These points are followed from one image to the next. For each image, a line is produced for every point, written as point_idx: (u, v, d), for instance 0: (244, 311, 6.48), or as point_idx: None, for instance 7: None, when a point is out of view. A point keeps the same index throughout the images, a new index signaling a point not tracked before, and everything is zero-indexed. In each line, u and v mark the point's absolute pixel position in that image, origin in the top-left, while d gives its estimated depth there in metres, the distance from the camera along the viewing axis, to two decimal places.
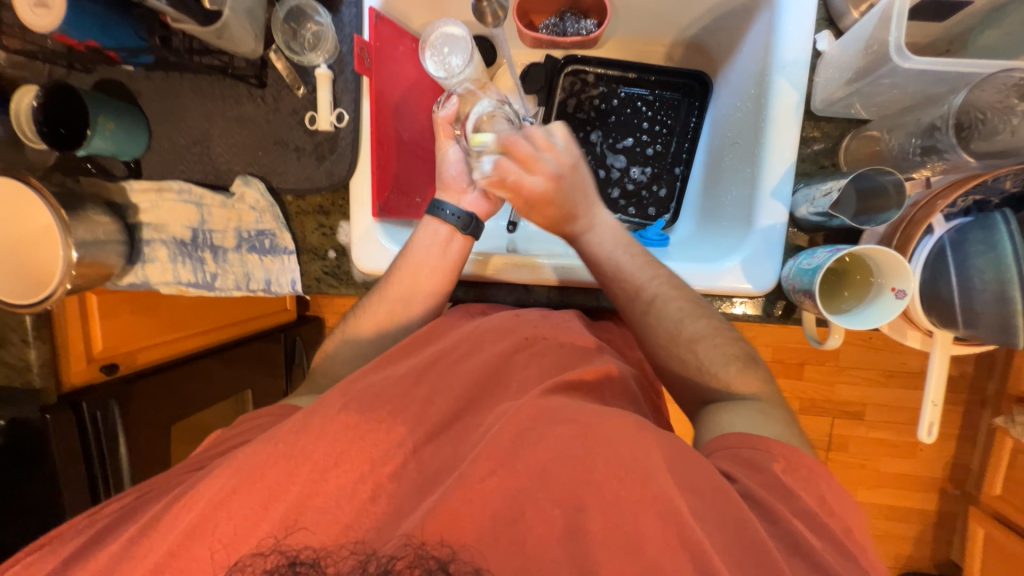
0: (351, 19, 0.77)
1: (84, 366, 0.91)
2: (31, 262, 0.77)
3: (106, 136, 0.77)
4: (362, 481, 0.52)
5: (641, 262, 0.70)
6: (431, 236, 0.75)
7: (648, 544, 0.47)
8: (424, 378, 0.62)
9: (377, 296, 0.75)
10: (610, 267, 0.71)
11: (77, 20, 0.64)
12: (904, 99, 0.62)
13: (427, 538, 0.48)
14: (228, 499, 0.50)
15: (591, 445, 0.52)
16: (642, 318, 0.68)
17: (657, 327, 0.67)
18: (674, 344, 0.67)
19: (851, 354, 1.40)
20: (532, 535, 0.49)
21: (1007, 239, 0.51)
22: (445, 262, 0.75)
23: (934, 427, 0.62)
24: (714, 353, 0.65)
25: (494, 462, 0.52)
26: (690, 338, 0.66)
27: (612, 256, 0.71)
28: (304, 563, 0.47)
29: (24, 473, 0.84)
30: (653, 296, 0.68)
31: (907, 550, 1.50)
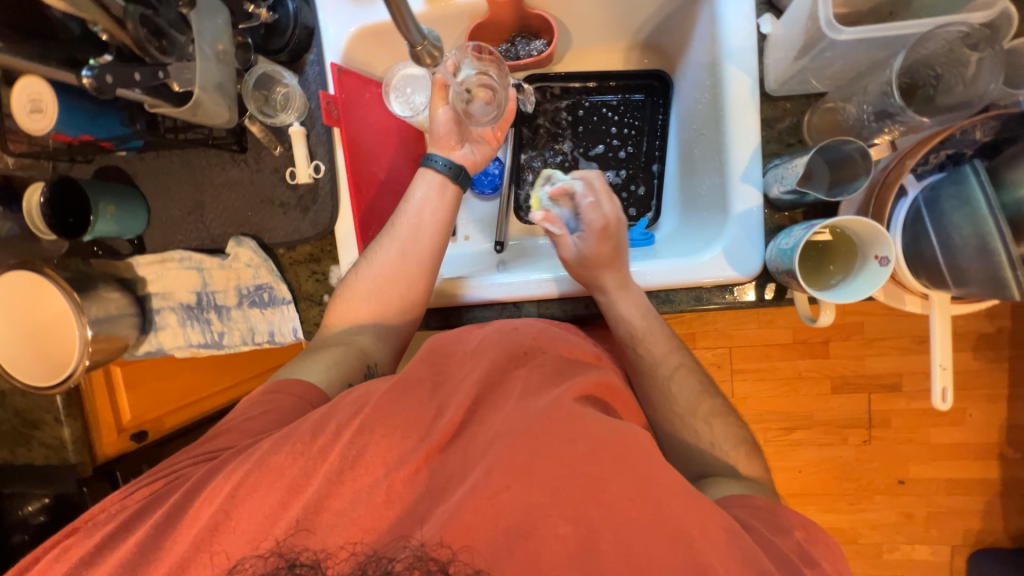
0: (316, 76, 0.82)
1: (115, 436, 1.02)
2: (50, 345, 0.83)
3: (109, 219, 0.83)
4: (376, 485, 0.51)
5: (666, 338, 0.73)
6: (431, 188, 0.79)
7: (645, 555, 0.48)
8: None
9: (365, 272, 0.76)
10: (640, 332, 0.72)
11: (70, 117, 0.71)
12: (852, 67, 0.63)
13: (429, 553, 0.48)
14: (240, 541, 0.50)
15: (588, 449, 0.52)
16: (663, 389, 0.71)
17: (676, 398, 0.70)
18: (691, 416, 0.69)
19: (875, 325, 1.35)
20: (546, 545, 0.48)
21: (979, 191, 0.50)
22: (443, 212, 0.79)
23: (948, 393, 0.59)
24: (726, 432, 0.68)
25: (507, 477, 0.51)
26: (707, 414, 0.69)
27: (639, 323, 0.73)
28: (304, 564, 0.49)
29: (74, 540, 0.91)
30: (672, 373, 0.72)
31: (976, 525, 1.40)
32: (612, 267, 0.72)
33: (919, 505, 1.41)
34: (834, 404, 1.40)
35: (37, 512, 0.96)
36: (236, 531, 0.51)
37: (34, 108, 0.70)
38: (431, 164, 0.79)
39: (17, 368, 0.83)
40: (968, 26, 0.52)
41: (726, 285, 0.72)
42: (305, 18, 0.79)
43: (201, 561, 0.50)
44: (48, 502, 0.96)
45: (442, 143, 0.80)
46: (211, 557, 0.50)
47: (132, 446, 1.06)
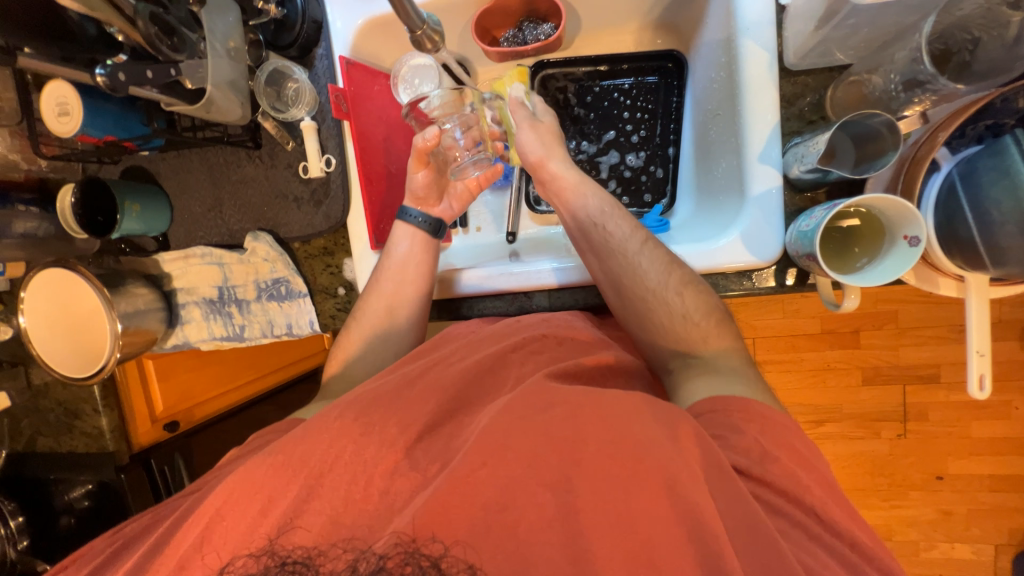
0: (325, 70, 0.82)
1: (149, 426, 1.07)
2: (85, 338, 0.87)
3: (135, 217, 0.86)
4: (355, 482, 0.53)
5: (619, 209, 0.74)
6: (412, 241, 0.82)
7: (636, 518, 0.48)
8: (427, 386, 0.63)
9: (365, 308, 0.79)
10: (605, 212, 0.73)
11: (94, 119, 0.74)
12: (880, 35, 0.58)
13: (418, 539, 0.49)
14: (248, 516, 0.53)
15: (577, 425, 0.53)
16: (632, 262, 0.69)
17: (646, 271, 0.69)
18: (663, 289, 0.67)
19: (909, 313, 1.28)
20: (542, 535, 0.49)
21: (1020, 161, 0.46)
22: (426, 260, 0.82)
23: (986, 380, 0.56)
24: (696, 300, 0.66)
25: (483, 454, 0.52)
26: (678, 284, 0.67)
27: (600, 208, 0.74)
28: (297, 562, 0.50)
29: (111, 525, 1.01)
30: (642, 248, 0.70)
31: (1021, 524, 1.33)
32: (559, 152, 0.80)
33: (958, 502, 1.34)
34: (864, 396, 1.34)
35: (82, 497, 1.02)
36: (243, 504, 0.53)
37: (61, 111, 0.73)
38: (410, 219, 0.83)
39: (55, 361, 0.88)
40: None
41: (745, 271, 0.70)
42: (313, 12, 0.79)
43: (195, 567, 0.52)
44: (92, 488, 1.01)
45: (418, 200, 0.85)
46: (203, 560, 0.52)
47: (164, 435, 1.11)
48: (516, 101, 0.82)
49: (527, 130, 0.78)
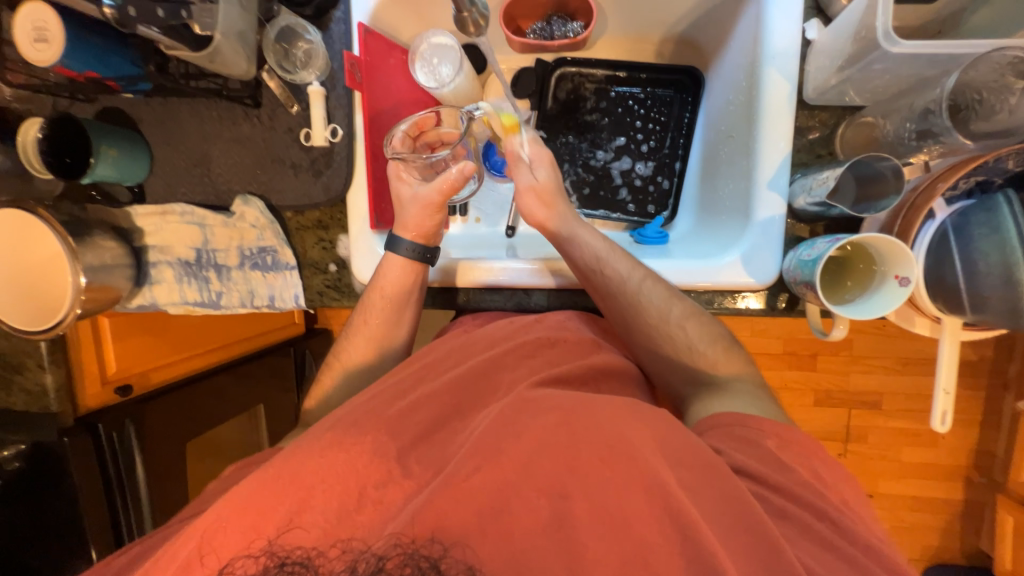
0: (341, 35, 0.78)
1: (99, 388, 0.99)
2: (42, 287, 0.79)
3: (110, 162, 0.79)
4: (347, 495, 0.55)
5: (618, 252, 0.74)
6: (392, 267, 0.77)
7: (632, 521, 0.50)
8: (423, 396, 0.66)
9: (366, 321, 0.79)
10: (601, 252, 0.73)
11: (75, 50, 0.67)
12: (897, 83, 0.62)
13: (417, 539, 0.50)
14: (248, 517, 0.53)
15: (571, 432, 0.55)
16: (634, 302, 0.70)
17: (648, 307, 0.70)
18: (666, 325, 0.69)
19: (865, 344, 1.37)
20: (536, 542, 0.50)
21: (1010, 220, 0.51)
22: (410, 292, 0.78)
23: (947, 415, 0.60)
24: (700, 330, 0.69)
25: (478, 459, 0.54)
26: (679, 318, 0.69)
27: (594, 250, 0.73)
28: (297, 562, 0.51)
29: (50, 500, 0.94)
30: (640, 285, 0.71)
31: (934, 542, 1.46)
32: (561, 199, 0.78)
33: (885, 519, 1.46)
34: (815, 415, 1.43)
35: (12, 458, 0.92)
36: (243, 502, 0.54)
37: (38, 36, 0.65)
38: (396, 249, 0.77)
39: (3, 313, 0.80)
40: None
41: (736, 291, 0.72)
42: None
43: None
44: (25, 448, 0.91)
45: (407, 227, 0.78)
46: (205, 560, 0.52)
47: (117, 399, 1.02)
48: (514, 156, 0.79)
49: (528, 191, 0.76)
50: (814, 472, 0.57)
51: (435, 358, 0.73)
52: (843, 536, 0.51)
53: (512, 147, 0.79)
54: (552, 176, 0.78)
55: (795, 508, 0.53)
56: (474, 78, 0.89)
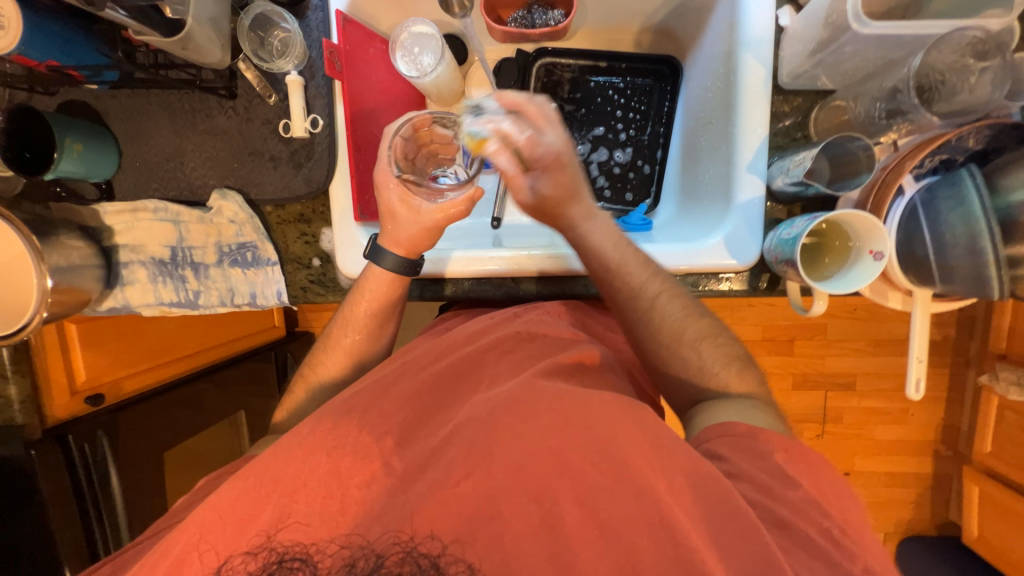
0: (318, 23, 0.76)
1: (68, 398, 0.94)
2: (7, 292, 0.75)
3: (75, 158, 0.75)
4: (331, 495, 0.54)
5: (640, 263, 0.70)
6: (376, 281, 0.74)
7: (616, 511, 0.52)
8: (409, 393, 0.64)
9: (349, 322, 0.76)
10: (614, 263, 0.69)
11: (33, 39, 0.63)
12: (866, 66, 0.64)
13: (417, 536, 0.51)
14: (246, 519, 0.53)
15: (562, 432, 0.56)
16: (647, 317, 0.69)
17: (661, 325, 0.69)
18: (678, 345, 0.69)
19: (838, 327, 1.43)
20: (528, 548, 0.51)
21: (974, 194, 0.53)
22: (393, 302, 0.76)
23: (921, 382, 0.63)
24: (715, 353, 0.69)
25: (469, 466, 0.54)
26: (694, 340, 0.69)
27: (605, 258, 0.70)
28: (297, 558, 0.51)
29: (14, 522, 0.89)
30: (655, 296, 0.69)
31: (908, 514, 1.53)
32: (577, 199, 0.68)
33: (861, 495, 1.52)
34: (794, 399, 1.47)
35: None
36: (236, 505, 0.53)
37: None
38: (380, 261, 0.73)
39: None
40: (983, 31, 0.55)
41: (718, 273, 0.74)
42: None
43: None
44: None
45: (396, 243, 0.73)
46: (201, 558, 0.52)
47: (87, 410, 0.98)
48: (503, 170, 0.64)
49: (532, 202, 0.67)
50: (792, 445, 0.60)
51: (414, 356, 0.71)
52: (809, 527, 0.54)
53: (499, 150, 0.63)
54: (561, 179, 0.65)
55: (766, 492, 0.56)
56: (457, 69, 0.89)
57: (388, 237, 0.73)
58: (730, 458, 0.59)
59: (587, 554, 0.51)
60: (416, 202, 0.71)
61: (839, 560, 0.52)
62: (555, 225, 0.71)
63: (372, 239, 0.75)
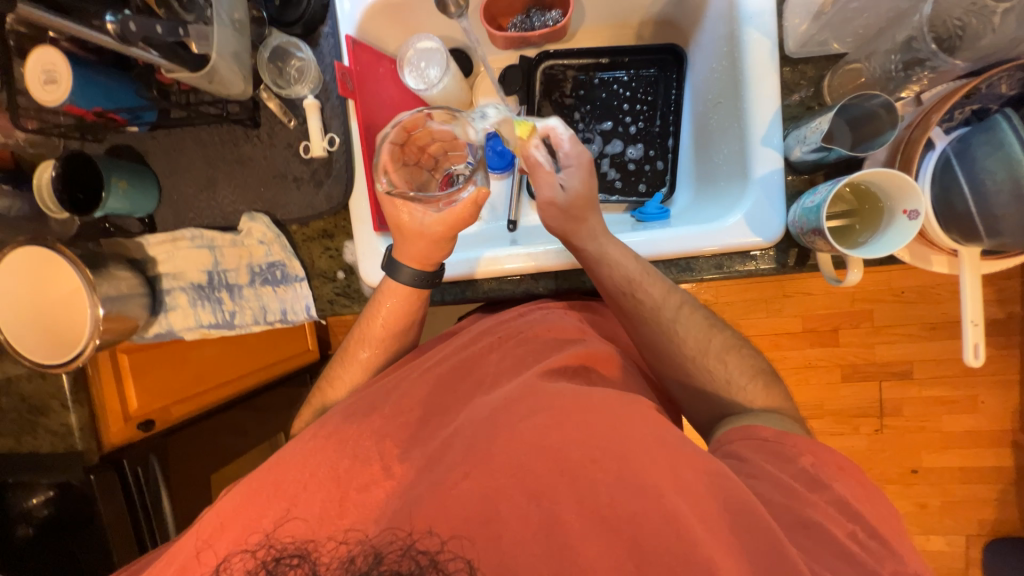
0: (330, 49, 0.82)
1: (122, 425, 0.97)
2: (60, 324, 0.80)
3: (121, 195, 0.81)
4: (332, 499, 0.54)
5: (664, 287, 0.69)
6: (392, 295, 0.75)
7: (620, 506, 0.51)
8: (421, 399, 0.64)
9: (366, 337, 0.77)
10: (636, 276, 0.68)
11: (83, 90, 0.71)
12: (878, 22, 0.64)
13: (414, 534, 0.50)
14: (265, 520, 0.54)
15: (568, 433, 0.54)
16: (669, 333, 0.67)
17: (684, 340, 0.67)
18: (704, 356, 0.66)
19: (885, 312, 1.34)
20: (526, 547, 0.50)
21: (1012, 137, 0.50)
22: (409, 314, 0.77)
23: (980, 348, 0.58)
24: (739, 359, 0.66)
25: (465, 466, 0.54)
26: (720, 351, 0.66)
27: (626, 269, 0.69)
28: (293, 556, 0.52)
29: (63, 541, 0.94)
30: (677, 312, 0.68)
31: (991, 514, 1.38)
32: (594, 210, 0.72)
33: (934, 495, 1.39)
34: (844, 392, 1.38)
35: (42, 504, 0.92)
36: (245, 508, 0.55)
37: (47, 78, 0.69)
38: (397, 276, 0.74)
39: (21, 346, 0.80)
40: None
41: (747, 251, 0.71)
42: None
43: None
44: (52, 494, 0.91)
45: (417, 260, 0.74)
46: (207, 560, 0.53)
47: (139, 435, 1.01)
48: (533, 162, 0.73)
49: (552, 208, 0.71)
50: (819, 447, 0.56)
51: (426, 357, 0.71)
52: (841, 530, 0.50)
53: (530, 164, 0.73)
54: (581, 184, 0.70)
55: (784, 484, 0.53)
56: (462, 80, 0.92)
57: (405, 252, 0.74)
58: (752, 459, 0.56)
59: (592, 549, 0.49)
60: (416, 210, 0.71)
61: (862, 553, 0.49)
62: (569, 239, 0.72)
63: (388, 252, 0.76)
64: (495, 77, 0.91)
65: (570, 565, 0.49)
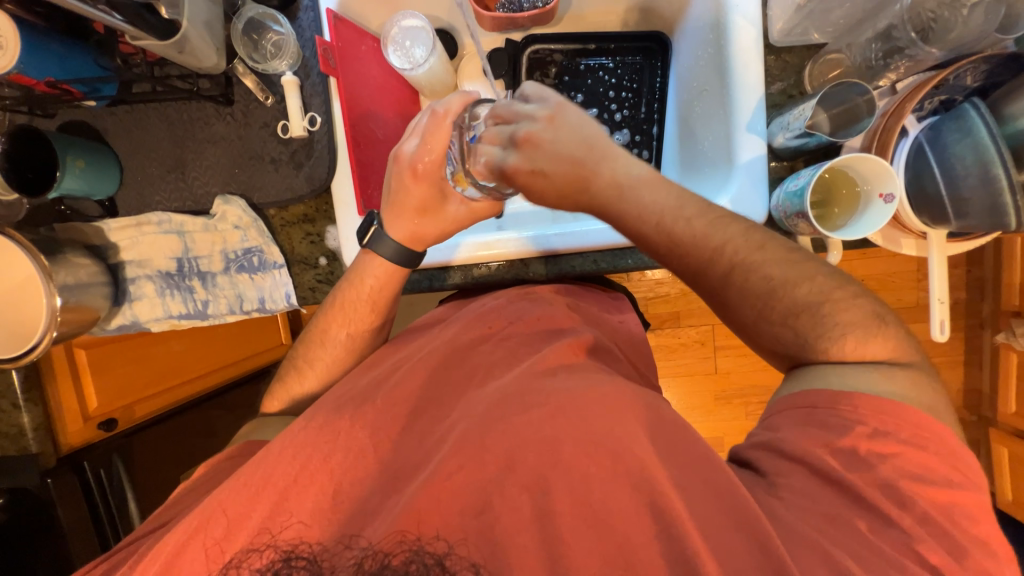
0: (310, 23, 0.78)
1: (80, 425, 0.91)
2: (11, 316, 0.75)
3: (77, 175, 0.75)
4: (322, 496, 0.53)
5: (754, 244, 0.56)
6: (368, 277, 0.71)
7: (613, 490, 0.51)
8: (408, 389, 0.61)
9: (334, 316, 0.73)
10: (668, 226, 0.57)
11: (32, 59, 0.65)
12: (855, 12, 0.67)
13: (423, 537, 0.50)
14: (253, 517, 0.52)
15: (560, 422, 0.54)
16: (732, 287, 0.56)
17: (746, 299, 0.56)
18: (768, 317, 0.55)
19: None
20: (521, 538, 0.50)
21: (978, 123, 0.53)
22: (385, 294, 0.73)
23: (945, 324, 0.63)
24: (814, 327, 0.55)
25: (460, 457, 0.53)
26: (787, 313, 0.55)
27: (655, 220, 0.57)
28: (302, 557, 0.51)
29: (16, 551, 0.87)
30: (733, 268, 0.56)
31: None
32: (590, 175, 0.59)
33: None
34: None
35: None
36: (225, 503, 0.52)
37: None
38: (379, 248, 0.70)
39: None
40: None
41: None
42: None
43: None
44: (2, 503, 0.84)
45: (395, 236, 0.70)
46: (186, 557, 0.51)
47: (100, 436, 0.95)
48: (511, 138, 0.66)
49: (540, 175, 0.60)
50: None
51: (412, 354, 0.70)
52: None
53: (492, 142, 0.64)
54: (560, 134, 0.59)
55: None
56: (446, 63, 0.90)
57: (385, 230, 0.71)
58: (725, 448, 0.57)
59: (586, 541, 0.50)
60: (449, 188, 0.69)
61: None
62: (606, 206, 0.60)
63: (365, 226, 0.72)
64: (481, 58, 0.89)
65: (563, 548, 0.50)
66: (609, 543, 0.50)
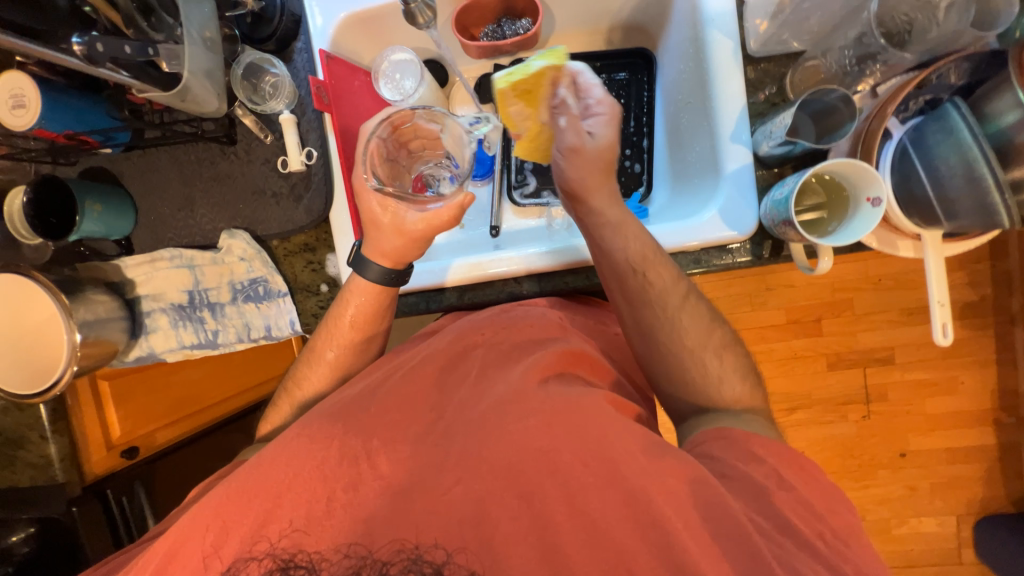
0: (304, 63, 0.83)
1: (104, 454, 0.94)
2: (32, 353, 0.78)
3: (95, 218, 0.80)
4: (316, 500, 0.54)
5: (681, 294, 0.67)
6: (359, 293, 0.73)
7: (607, 499, 0.52)
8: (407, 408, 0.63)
9: (333, 336, 0.75)
10: (638, 259, 0.67)
11: (53, 114, 0.71)
12: (830, 18, 0.67)
13: (422, 545, 0.51)
14: (245, 520, 0.53)
15: (551, 434, 0.55)
16: (672, 321, 0.66)
17: (685, 331, 0.66)
18: (699, 349, 0.65)
19: (865, 300, 1.36)
20: (519, 550, 0.51)
21: (961, 124, 0.52)
22: (376, 311, 0.75)
23: (948, 327, 0.61)
24: (735, 364, 0.65)
25: (459, 472, 0.54)
26: (718, 346, 0.66)
27: (629, 255, 0.67)
28: (301, 565, 0.52)
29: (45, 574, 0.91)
30: (683, 303, 0.67)
31: (978, 493, 1.41)
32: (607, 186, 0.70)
33: (921, 477, 1.42)
34: (831, 380, 1.41)
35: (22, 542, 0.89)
36: (228, 522, 0.54)
37: (15, 103, 0.69)
38: (364, 272, 0.72)
39: None
40: None
41: (725, 245, 0.72)
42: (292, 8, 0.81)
43: None
44: (35, 530, 0.89)
45: (382, 253, 0.71)
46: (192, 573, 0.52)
47: (123, 464, 0.98)
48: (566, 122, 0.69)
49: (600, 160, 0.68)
50: None
51: (406, 358, 0.69)
52: (819, 523, 0.52)
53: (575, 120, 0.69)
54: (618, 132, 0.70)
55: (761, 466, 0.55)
56: (439, 91, 0.93)
57: (374, 248, 0.72)
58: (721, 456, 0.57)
59: (582, 550, 0.50)
60: (401, 209, 0.70)
61: (827, 548, 0.50)
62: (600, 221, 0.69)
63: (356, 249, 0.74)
64: (470, 85, 0.92)
65: (559, 560, 0.50)
66: (606, 554, 0.50)
